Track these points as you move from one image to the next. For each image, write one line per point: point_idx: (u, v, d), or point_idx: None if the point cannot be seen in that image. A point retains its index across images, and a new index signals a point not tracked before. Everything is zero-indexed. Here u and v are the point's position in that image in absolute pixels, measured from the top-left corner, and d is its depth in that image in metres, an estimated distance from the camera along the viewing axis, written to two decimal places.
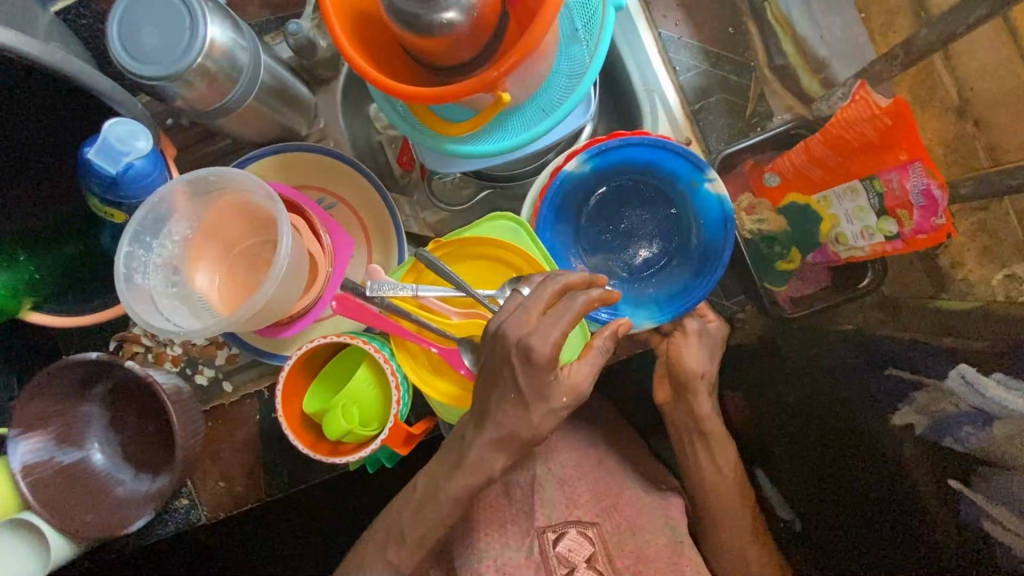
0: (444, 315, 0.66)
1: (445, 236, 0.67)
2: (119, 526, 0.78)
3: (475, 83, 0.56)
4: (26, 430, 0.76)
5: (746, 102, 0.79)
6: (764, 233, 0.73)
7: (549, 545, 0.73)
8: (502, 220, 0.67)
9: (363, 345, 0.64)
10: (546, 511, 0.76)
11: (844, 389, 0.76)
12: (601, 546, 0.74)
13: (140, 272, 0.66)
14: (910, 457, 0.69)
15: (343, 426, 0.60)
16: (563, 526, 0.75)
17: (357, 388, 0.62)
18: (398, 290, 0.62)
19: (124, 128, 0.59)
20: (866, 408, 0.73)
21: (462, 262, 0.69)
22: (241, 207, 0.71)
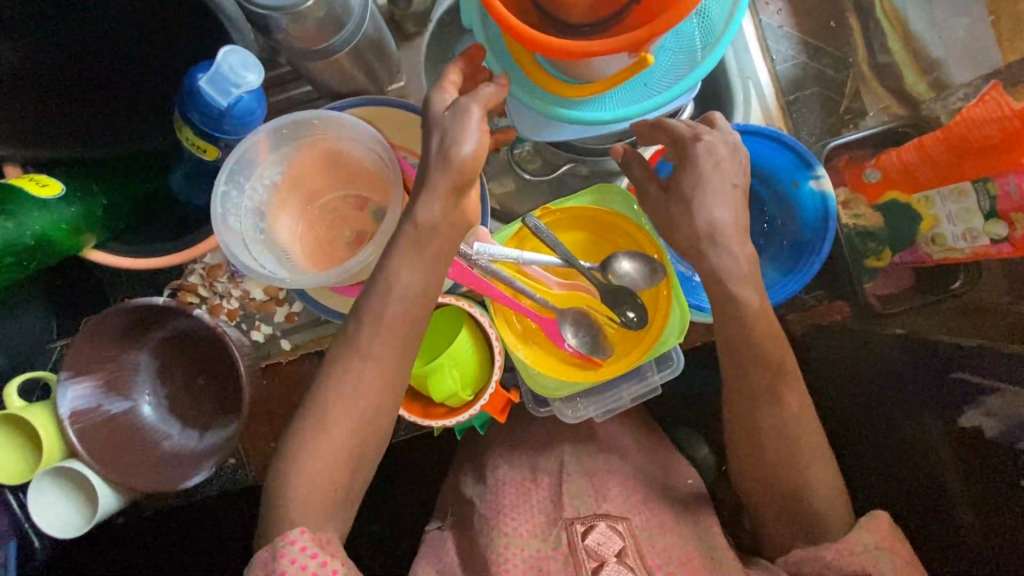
0: (547, 284, 0.65)
1: (555, 203, 0.66)
2: (171, 482, 0.74)
3: (609, 47, 0.53)
4: (77, 375, 0.72)
5: (841, 98, 0.78)
6: (860, 228, 0.73)
7: (577, 538, 0.70)
8: (610, 192, 0.66)
9: (467, 307, 0.62)
10: (573, 503, 0.74)
11: (901, 392, 0.76)
12: (631, 541, 0.69)
13: (233, 214, 0.63)
14: (954, 452, 0.71)
15: (449, 384, 0.59)
16: (592, 519, 0.71)
17: (459, 349, 0.60)
18: (505, 254, 0.60)
19: (238, 57, 0.55)
20: (926, 415, 0.74)
21: (565, 233, 0.68)
22: (336, 158, 0.68)
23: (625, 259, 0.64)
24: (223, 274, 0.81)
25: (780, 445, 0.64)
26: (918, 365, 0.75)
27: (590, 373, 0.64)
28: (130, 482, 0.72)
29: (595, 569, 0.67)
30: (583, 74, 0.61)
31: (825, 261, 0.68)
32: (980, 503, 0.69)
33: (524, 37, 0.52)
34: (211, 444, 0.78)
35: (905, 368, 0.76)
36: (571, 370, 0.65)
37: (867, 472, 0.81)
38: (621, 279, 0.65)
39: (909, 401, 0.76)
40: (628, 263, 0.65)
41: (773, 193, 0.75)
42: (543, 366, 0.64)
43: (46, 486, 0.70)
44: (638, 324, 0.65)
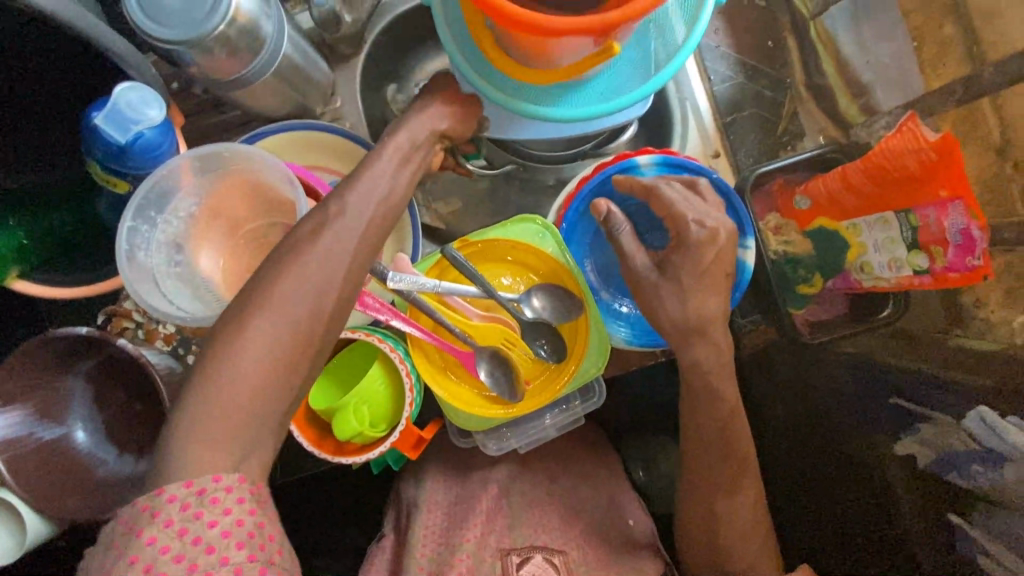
0: (466, 315, 0.65)
1: (473, 235, 0.65)
2: (104, 510, 0.75)
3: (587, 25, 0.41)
4: (4, 405, 0.72)
5: (779, 120, 0.77)
6: (789, 254, 0.72)
7: (512, 567, 0.70)
8: (534, 230, 0.66)
9: (378, 343, 0.61)
10: (512, 535, 0.74)
11: (844, 414, 0.79)
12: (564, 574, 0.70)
13: (143, 248, 0.63)
14: (896, 476, 0.74)
15: (354, 426, 0.59)
16: (528, 550, 0.72)
17: (370, 389, 0.60)
18: (420, 283, 0.60)
19: (138, 95, 0.55)
20: (867, 441, 0.76)
21: (485, 265, 0.67)
22: (258, 189, 0.67)
23: (539, 297, 0.64)
24: None
25: (697, 470, 0.65)
26: (864, 387, 0.76)
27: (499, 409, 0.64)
28: (62, 510, 0.73)
29: None
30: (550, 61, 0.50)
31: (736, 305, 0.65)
32: (920, 513, 0.72)
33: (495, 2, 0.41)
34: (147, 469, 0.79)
35: (843, 394, 0.78)
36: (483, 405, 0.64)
37: (814, 491, 0.84)
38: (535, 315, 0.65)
39: (853, 422, 0.78)
40: (547, 298, 0.65)
41: None
42: (452, 401, 0.64)
43: None
44: (553, 357, 0.65)
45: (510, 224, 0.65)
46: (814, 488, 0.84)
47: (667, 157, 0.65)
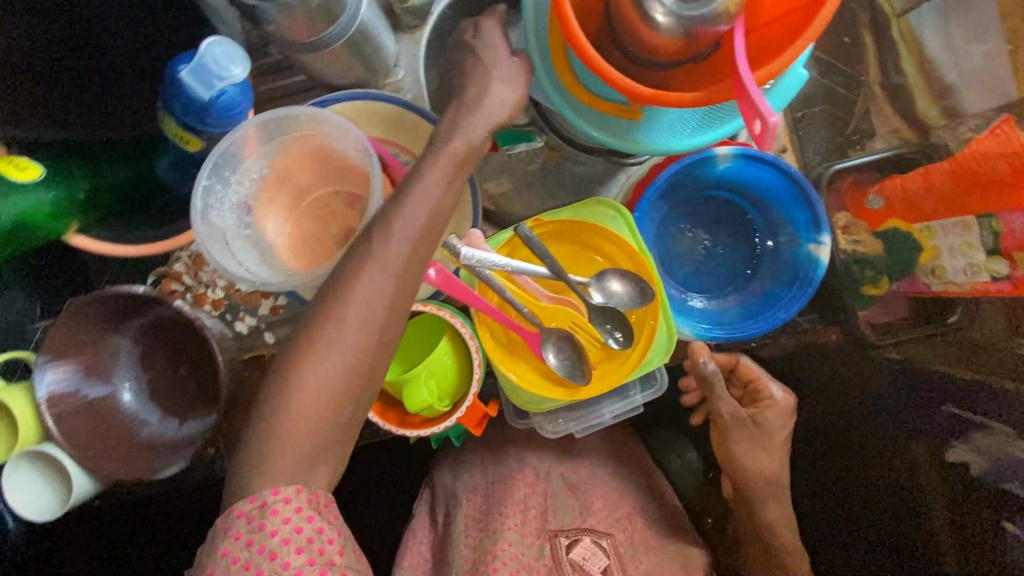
0: (535, 296, 0.65)
1: (548, 215, 0.64)
2: (150, 472, 0.74)
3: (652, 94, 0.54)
4: (55, 359, 0.71)
5: (850, 118, 0.76)
6: (858, 255, 0.70)
7: (562, 551, 0.73)
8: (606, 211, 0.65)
9: (450, 319, 0.62)
10: (559, 516, 0.77)
11: (885, 418, 0.78)
12: (614, 558, 0.74)
13: (216, 208, 0.62)
14: (938, 483, 0.74)
15: (424, 398, 0.59)
16: (577, 533, 0.75)
17: (438, 361, 0.61)
18: (496, 262, 0.59)
19: (223, 50, 0.53)
20: (908, 448, 0.77)
21: (554, 247, 0.68)
22: (329, 156, 0.66)
23: (614, 279, 0.64)
24: (209, 264, 0.80)
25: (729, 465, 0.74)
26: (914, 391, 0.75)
27: (563, 392, 0.63)
28: (106, 469, 0.72)
29: None
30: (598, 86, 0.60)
31: (805, 304, 0.65)
32: (961, 521, 0.72)
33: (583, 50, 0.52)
34: (192, 433, 0.78)
35: (884, 397, 0.78)
36: (550, 388, 0.64)
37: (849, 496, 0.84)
38: (609, 298, 0.64)
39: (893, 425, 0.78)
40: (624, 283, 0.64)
41: (768, 218, 0.70)
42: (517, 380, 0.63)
43: (23, 468, 0.71)
44: (622, 345, 0.64)
45: (585, 206, 0.65)
46: (849, 494, 0.84)
47: (746, 149, 0.64)
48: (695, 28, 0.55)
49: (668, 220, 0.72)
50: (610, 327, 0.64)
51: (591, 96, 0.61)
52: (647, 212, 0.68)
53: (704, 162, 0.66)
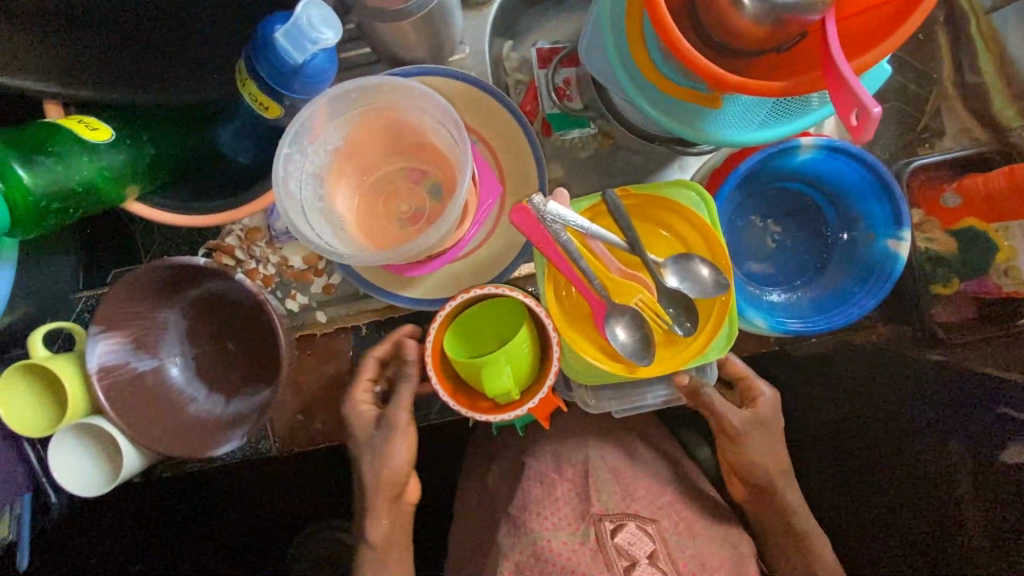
0: (606, 266, 0.61)
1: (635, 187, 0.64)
2: (199, 449, 0.72)
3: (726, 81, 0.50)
4: (107, 329, 0.70)
5: (920, 116, 0.76)
6: (930, 252, 0.70)
7: (606, 534, 0.71)
8: (695, 197, 0.64)
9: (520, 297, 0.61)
10: (602, 498, 0.75)
11: (929, 420, 0.80)
12: (661, 544, 0.71)
13: (294, 179, 0.60)
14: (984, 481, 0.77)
15: (505, 383, 0.58)
16: (621, 518, 0.73)
17: (518, 348, 0.59)
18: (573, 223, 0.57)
19: (319, 12, 0.51)
20: (951, 449, 0.79)
21: (638, 221, 0.67)
22: (402, 131, 0.65)
23: (699, 266, 0.62)
24: (262, 239, 0.78)
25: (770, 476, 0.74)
26: (967, 393, 0.76)
27: (622, 367, 0.63)
28: (155, 444, 0.70)
29: (627, 567, 0.68)
30: (676, 70, 0.57)
31: (880, 300, 0.64)
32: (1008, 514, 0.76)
33: (667, 32, 0.48)
34: (240, 412, 0.77)
35: (933, 397, 0.79)
36: (608, 359, 0.63)
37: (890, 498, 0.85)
38: (684, 280, 0.63)
39: (937, 423, 0.80)
40: (693, 263, 0.63)
41: (842, 211, 0.70)
42: (577, 351, 0.64)
43: (70, 441, 0.69)
44: (687, 333, 0.62)
45: (677, 186, 0.64)
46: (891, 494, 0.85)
47: (831, 140, 0.63)
48: (785, 16, 0.51)
49: (742, 210, 0.72)
50: (678, 313, 0.62)
51: (668, 81, 0.58)
52: (726, 199, 0.68)
53: (787, 152, 0.65)
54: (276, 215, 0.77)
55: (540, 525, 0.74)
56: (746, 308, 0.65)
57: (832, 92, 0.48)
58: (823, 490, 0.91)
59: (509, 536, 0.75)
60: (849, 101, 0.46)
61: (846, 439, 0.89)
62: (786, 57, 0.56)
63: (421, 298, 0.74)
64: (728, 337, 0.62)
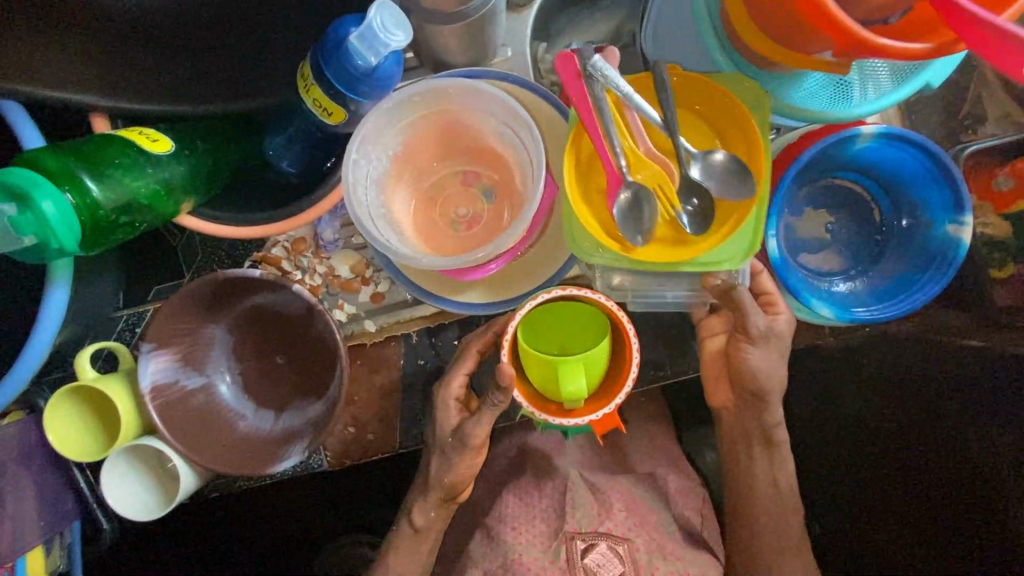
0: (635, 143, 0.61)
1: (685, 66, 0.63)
2: (253, 468, 0.70)
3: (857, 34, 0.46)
4: (158, 347, 0.68)
5: (962, 103, 0.76)
6: (985, 236, 0.72)
7: (576, 553, 0.71)
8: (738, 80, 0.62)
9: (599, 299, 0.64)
10: (577, 517, 0.73)
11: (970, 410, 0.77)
12: (631, 566, 0.70)
13: (360, 185, 0.59)
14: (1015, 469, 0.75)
15: (581, 389, 0.61)
16: (594, 537, 0.72)
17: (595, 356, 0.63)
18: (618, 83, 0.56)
19: (391, 13, 0.49)
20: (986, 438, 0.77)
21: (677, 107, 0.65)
22: (461, 134, 0.64)
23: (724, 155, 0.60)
24: (309, 249, 0.77)
25: None
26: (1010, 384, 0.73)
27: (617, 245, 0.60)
28: (210, 464, 0.69)
29: None
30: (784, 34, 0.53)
31: (944, 286, 0.64)
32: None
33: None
34: (292, 427, 0.74)
35: (964, 385, 0.77)
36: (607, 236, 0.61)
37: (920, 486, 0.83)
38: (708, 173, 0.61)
39: (968, 408, 0.77)
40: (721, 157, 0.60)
41: (897, 199, 0.70)
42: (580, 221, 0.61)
43: (124, 465, 0.67)
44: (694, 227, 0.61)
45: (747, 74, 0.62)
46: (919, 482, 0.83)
47: (890, 128, 0.63)
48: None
49: (796, 202, 0.72)
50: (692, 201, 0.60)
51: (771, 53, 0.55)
52: (787, 188, 0.67)
53: (845, 142, 0.65)
54: (324, 224, 0.76)
55: (514, 542, 0.74)
56: (811, 299, 0.65)
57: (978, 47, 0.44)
58: (856, 498, 0.88)
59: (482, 544, 0.77)
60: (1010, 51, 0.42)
61: (865, 438, 0.86)
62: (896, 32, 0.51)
63: (475, 302, 0.73)
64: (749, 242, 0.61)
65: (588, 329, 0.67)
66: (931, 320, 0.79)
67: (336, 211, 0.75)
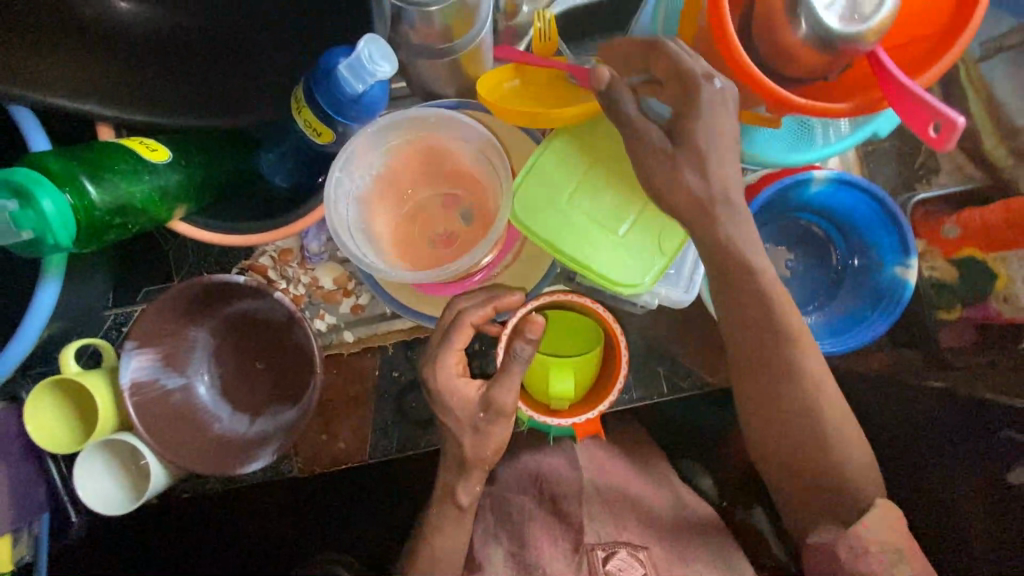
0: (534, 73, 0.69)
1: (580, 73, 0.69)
2: (224, 467, 0.72)
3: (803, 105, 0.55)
4: (141, 346, 0.71)
5: (917, 154, 0.81)
6: (934, 279, 0.76)
7: (598, 563, 0.72)
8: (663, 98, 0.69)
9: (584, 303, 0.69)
10: (556, 541, 0.75)
11: None
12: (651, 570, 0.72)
13: (342, 201, 0.63)
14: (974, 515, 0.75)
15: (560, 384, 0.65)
16: (613, 546, 0.74)
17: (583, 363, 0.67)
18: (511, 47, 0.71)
19: (377, 47, 0.54)
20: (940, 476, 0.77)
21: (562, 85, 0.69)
22: (441, 159, 0.69)
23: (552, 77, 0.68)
24: (294, 260, 0.81)
25: None
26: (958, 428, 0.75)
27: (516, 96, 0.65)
28: (181, 463, 0.71)
29: None
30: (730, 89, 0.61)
31: (892, 323, 0.68)
32: None
33: (744, 65, 0.53)
34: (266, 431, 0.76)
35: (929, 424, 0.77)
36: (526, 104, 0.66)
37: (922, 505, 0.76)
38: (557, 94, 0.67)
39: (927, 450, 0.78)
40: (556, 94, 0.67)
41: (851, 240, 0.75)
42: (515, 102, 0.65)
43: (97, 462, 0.69)
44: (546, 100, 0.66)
45: None
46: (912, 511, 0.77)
47: (841, 174, 0.68)
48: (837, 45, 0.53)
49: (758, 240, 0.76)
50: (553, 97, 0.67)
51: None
52: None
53: (800, 185, 0.70)
54: (311, 237, 0.80)
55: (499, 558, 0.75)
56: None
57: (897, 105, 0.53)
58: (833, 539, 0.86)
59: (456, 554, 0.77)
60: (926, 114, 0.51)
61: None
62: (834, 86, 0.60)
63: None
64: (656, 269, 0.67)
65: (584, 339, 0.72)
66: (890, 359, 0.81)
67: (323, 224, 0.79)
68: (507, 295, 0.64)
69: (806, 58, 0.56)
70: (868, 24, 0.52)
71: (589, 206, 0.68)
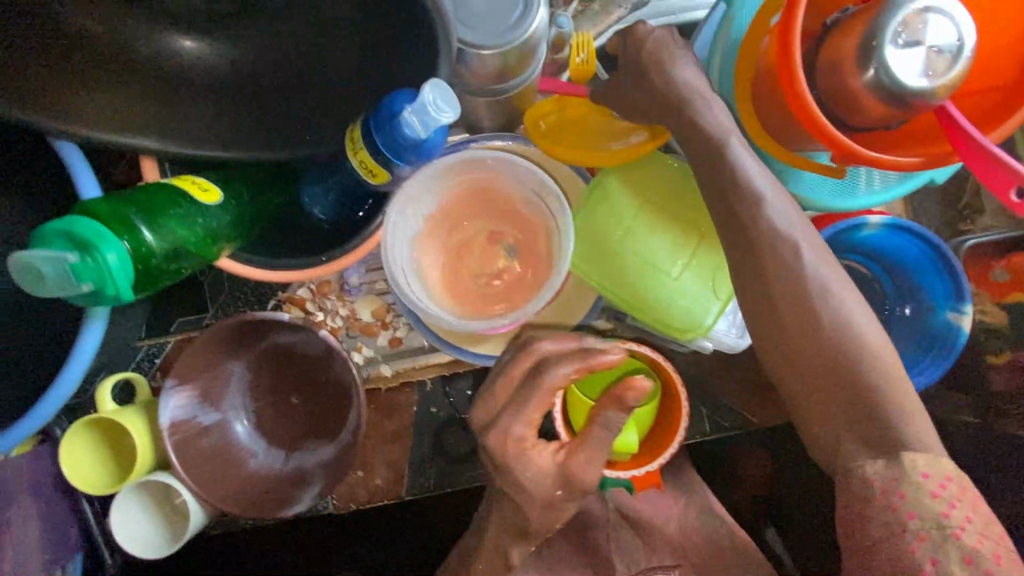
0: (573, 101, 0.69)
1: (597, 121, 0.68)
2: (262, 508, 0.71)
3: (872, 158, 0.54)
4: (181, 384, 0.70)
5: (962, 194, 0.81)
6: (983, 323, 0.75)
7: None
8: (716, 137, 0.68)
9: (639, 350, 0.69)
10: None
11: None
12: None
13: (395, 242, 0.63)
14: None
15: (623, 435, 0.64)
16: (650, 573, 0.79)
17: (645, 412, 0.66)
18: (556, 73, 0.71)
19: (440, 92, 0.52)
20: None
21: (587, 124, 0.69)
22: (492, 198, 0.69)
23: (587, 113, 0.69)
24: (333, 292, 0.79)
25: None
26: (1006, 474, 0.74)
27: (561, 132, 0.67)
28: (220, 503, 0.69)
29: None
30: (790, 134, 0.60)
31: (946, 370, 0.68)
32: None
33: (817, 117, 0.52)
34: (303, 468, 0.75)
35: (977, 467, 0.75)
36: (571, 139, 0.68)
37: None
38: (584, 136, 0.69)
39: None
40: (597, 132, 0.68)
41: (900, 282, 0.74)
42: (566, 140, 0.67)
43: (134, 503, 0.67)
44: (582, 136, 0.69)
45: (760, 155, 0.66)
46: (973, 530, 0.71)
47: (896, 219, 0.68)
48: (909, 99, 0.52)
49: None
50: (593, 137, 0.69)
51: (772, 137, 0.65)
52: None
53: (854, 229, 0.69)
54: (351, 270, 0.78)
55: None
56: None
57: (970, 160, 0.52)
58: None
59: None
60: (1003, 175, 0.51)
61: None
62: (897, 134, 0.59)
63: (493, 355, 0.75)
64: (714, 310, 0.66)
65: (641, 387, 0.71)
66: (933, 401, 0.80)
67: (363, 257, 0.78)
68: (602, 355, 0.56)
69: (874, 109, 0.55)
70: (947, 76, 0.51)
71: (640, 247, 0.67)
